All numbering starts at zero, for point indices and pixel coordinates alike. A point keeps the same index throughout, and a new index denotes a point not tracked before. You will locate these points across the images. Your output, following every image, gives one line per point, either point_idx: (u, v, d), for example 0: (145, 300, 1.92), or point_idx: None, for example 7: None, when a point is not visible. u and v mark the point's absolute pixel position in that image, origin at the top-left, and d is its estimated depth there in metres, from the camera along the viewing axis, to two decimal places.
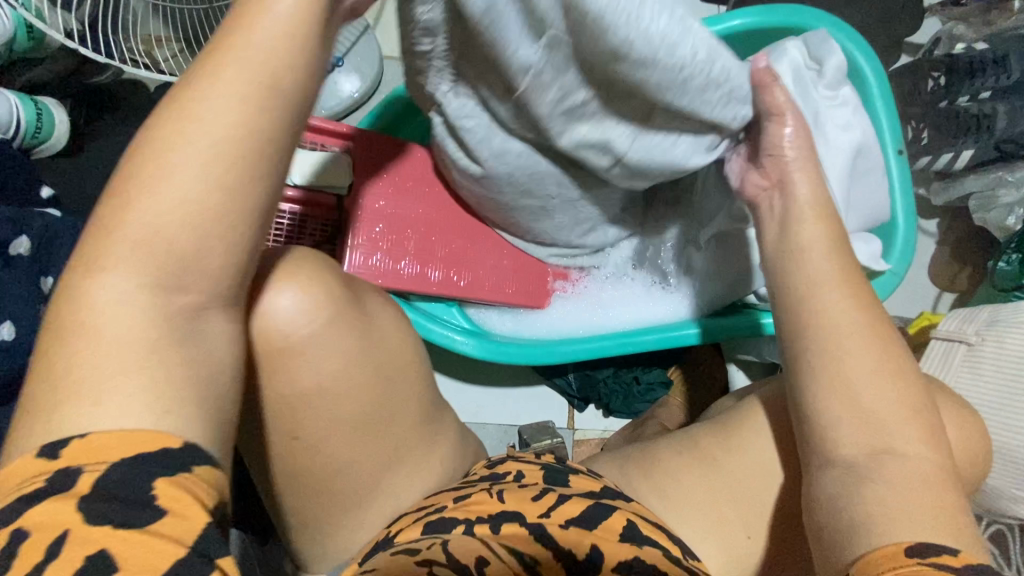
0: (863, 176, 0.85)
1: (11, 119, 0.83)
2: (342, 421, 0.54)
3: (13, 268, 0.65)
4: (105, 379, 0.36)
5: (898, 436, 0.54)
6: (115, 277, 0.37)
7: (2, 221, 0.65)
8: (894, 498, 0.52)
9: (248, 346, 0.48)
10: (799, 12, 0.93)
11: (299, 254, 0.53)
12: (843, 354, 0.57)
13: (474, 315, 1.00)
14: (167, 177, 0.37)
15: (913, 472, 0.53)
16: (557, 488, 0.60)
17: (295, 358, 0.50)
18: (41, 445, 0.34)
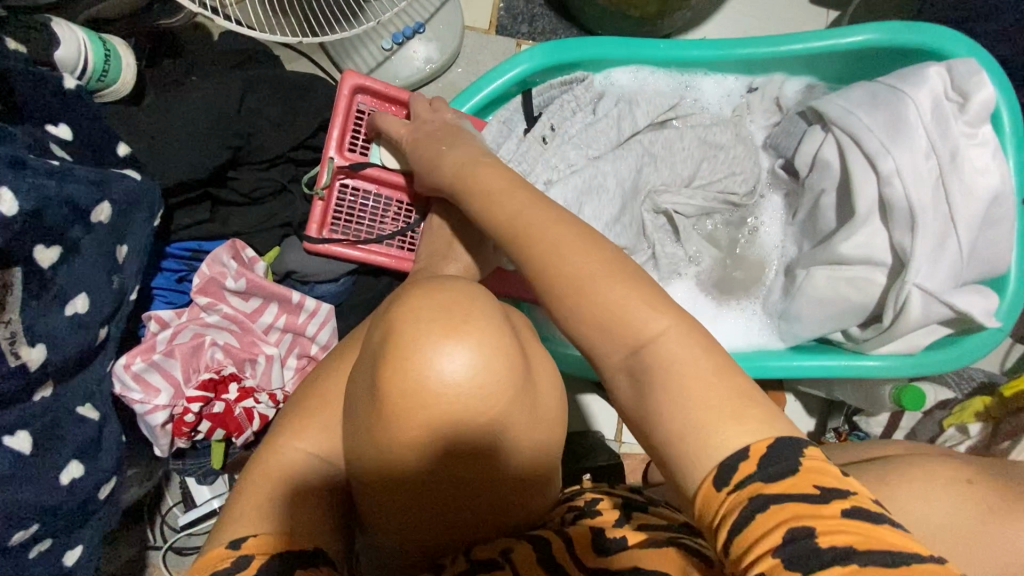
0: (990, 225, 0.79)
1: (79, 58, 0.75)
2: (471, 489, 0.48)
3: (93, 236, 0.58)
4: (268, 510, 0.46)
5: (673, 365, 0.43)
6: (302, 445, 0.51)
7: (86, 182, 0.57)
8: (684, 403, 0.42)
9: (383, 387, 0.44)
10: (939, 32, 0.85)
11: (466, 301, 0.45)
12: (570, 300, 0.49)
13: None
14: (327, 386, 0.55)
15: (674, 370, 0.43)
16: (634, 513, 0.54)
17: (439, 426, 0.44)
18: (227, 541, 0.44)
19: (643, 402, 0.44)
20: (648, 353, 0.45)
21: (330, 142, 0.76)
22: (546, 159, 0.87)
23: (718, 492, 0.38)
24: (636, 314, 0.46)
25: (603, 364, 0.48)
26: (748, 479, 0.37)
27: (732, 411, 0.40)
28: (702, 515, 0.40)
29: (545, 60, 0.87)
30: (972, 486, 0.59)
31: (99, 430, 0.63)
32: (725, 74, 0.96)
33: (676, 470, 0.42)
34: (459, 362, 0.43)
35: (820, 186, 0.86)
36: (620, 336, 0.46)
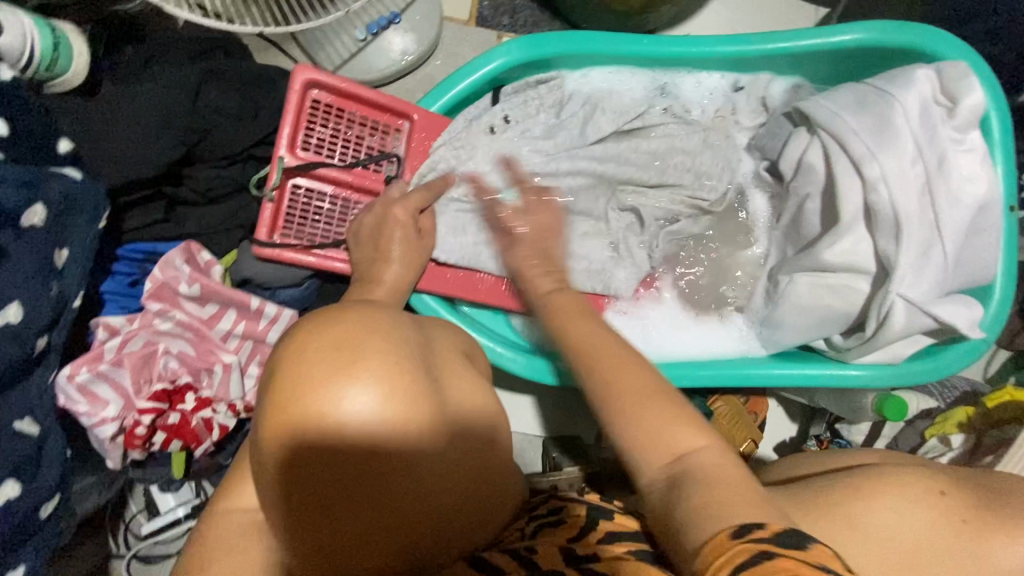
0: (977, 233, 0.77)
1: (24, 50, 0.71)
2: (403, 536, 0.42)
3: (26, 241, 0.54)
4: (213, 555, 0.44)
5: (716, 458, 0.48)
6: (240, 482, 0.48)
7: (16, 183, 0.52)
8: (711, 499, 0.44)
9: (275, 447, 0.37)
10: (930, 32, 0.82)
11: (358, 333, 0.38)
12: (641, 412, 0.50)
13: (518, 325, 0.90)
14: None
15: (719, 474, 0.47)
16: (601, 526, 0.55)
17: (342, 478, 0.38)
18: None
19: (670, 500, 0.47)
20: (694, 455, 0.48)
21: (281, 140, 0.74)
22: (499, 149, 0.84)
23: (727, 542, 0.40)
24: (670, 425, 0.50)
25: (640, 470, 0.50)
26: (760, 538, 0.39)
27: (748, 498, 0.44)
28: (701, 562, 0.41)
29: (522, 55, 0.83)
30: (945, 498, 0.57)
31: (39, 445, 0.60)
32: (710, 72, 0.92)
33: (687, 530, 0.44)
34: (357, 404, 0.37)
35: (805, 190, 0.83)
36: (668, 442, 0.49)
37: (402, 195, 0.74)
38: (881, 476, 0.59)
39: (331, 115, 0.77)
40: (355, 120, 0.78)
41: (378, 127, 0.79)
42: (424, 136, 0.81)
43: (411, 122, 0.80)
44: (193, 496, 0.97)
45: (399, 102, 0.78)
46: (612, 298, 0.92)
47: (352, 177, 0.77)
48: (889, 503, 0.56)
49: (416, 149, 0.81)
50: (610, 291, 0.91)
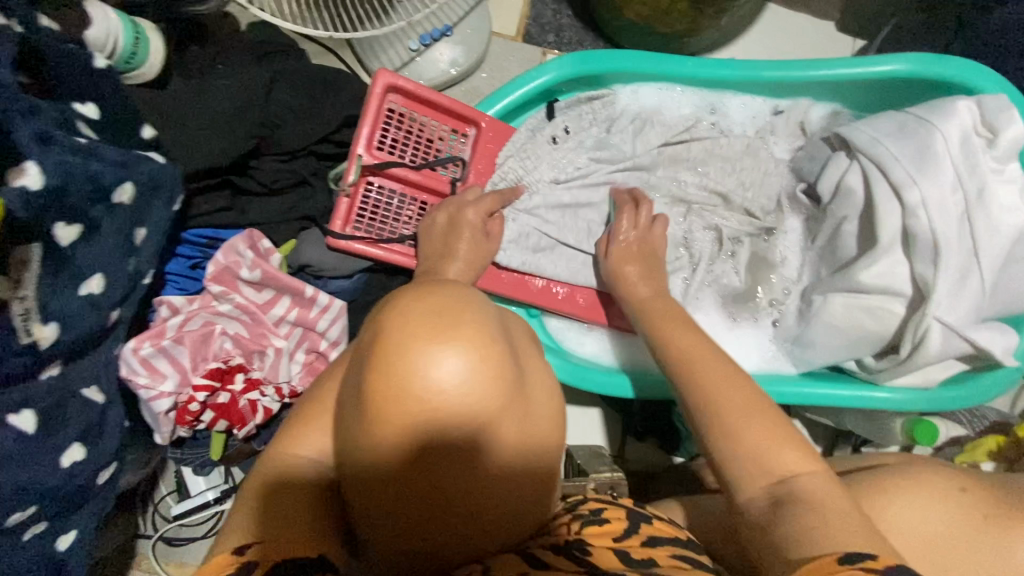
0: (1014, 263, 0.78)
1: (109, 41, 0.77)
2: (465, 502, 0.44)
3: (114, 218, 0.57)
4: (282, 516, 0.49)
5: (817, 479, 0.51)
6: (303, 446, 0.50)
7: (111, 163, 0.55)
8: (821, 526, 0.46)
9: (370, 397, 0.40)
10: (971, 66, 0.84)
11: (457, 303, 0.42)
12: None
13: (554, 330, 0.93)
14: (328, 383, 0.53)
15: (825, 497, 0.49)
16: (642, 529, 0.56)
17: (434, 433, 0.41)
18: (237, 546, 0.47)
19: (772, 520, 0.49)
20: (800, 477, 0.50)
21: (360, 140, 0.78)
22: (554, 161, 0.88)
23: (834, 566, 0.42)
24: (776, 450, 0.52)
25: (741, 488, 0.53)
26: (869, 564, 0.42)
27: (849, 527, 0.46)
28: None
29: (572, 70, 0.87)
30: (965, 494, 0.59)
31: (102, 413, 0.62)
32: (752, 95, 0.96)
33: (787, 557, 0.46)
34: (452, 367, 0.39)
35: (843, 213, 0.85)
36: (774, 460, 0.52)
37: (456, 199, 0.78)
38: (907, 474, 0.61)
39: (403, 121, 0.82)
40: (427, 125, 0.84)
41: (445, 132, 0.84)
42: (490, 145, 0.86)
43: (477, 128, 0.85)
44: (224, 482, 0.98)
45: (473, 112, 0.84)
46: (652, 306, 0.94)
47: (423, 177, 0.81)
48: (908, 501, 0.59)
49: (485, 154, 0.86)
50: None
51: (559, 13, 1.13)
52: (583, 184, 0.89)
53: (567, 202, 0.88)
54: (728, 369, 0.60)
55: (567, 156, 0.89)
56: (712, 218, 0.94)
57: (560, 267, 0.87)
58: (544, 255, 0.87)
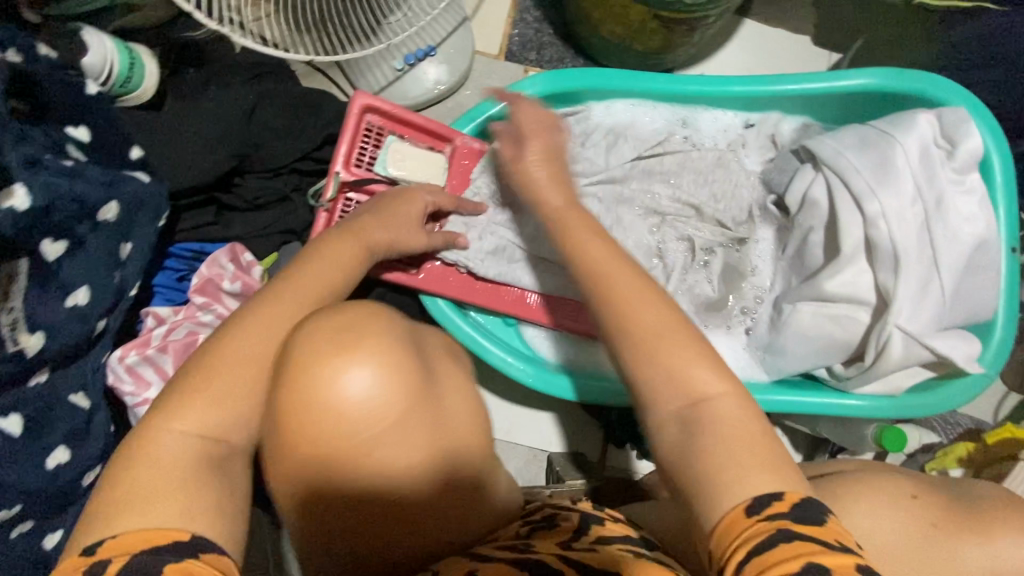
0: (975, 272, 0.80)
1: (105, 68, 0.81)
2: (383, 502, 0.51)
3: (99, 235, 0.61)
4: (147, 499, 0.44)
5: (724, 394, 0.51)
6: (184, 424, 0.49)
7: (96, 182, 0.59)
8: (724, 452, 0.48)
9: (287, 404, 0.48)
10: (934, 81, 0.86)
11: (359, 323, 0.51)
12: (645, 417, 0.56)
13: (530, 339, 0.94)
14: (220, 355, 0.53)
15: (732, 420, 0.50)
16: (591, 528, 0.56)
17: (347, 436, 0.48)
18: (87, 546, 0.42)
19: (686, 447, 0.50)
20: (714, 400, 0.51)
21: (338, 158, 0.83)
22: (528, 176, 0.91)
23: (741, 525, 0.44)
24: (695, 367, 0.52)
25: (654, 409, 0.53)
26: (776, 516, 0.43)
27: (756, 464, 0.47)
28: (716, 543, 0.45)
29: (544, 88, 0.90)
30: (916, 501, 0.61)
31: (88, 417, 0.66)
32: (723, 109, 0.98)
33: (700, 508, 0.48)
34: (360, 381, 0.48)
35: (808, 224, 0.87)
36: (690, 384, 0.52)
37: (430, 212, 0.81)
38: (861, 481, 0.62)
39: (381, 137, 0.86)
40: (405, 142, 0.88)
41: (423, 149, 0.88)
42: (466, 162, 0.89)
43: (452, 145, 0.88)
44: None
45: (449, 130, 0.87)
46: None
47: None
48: (861, 511, 0.60)
49: (460, 170, 0.89)
50: None
51: (539, 31, 1.17)
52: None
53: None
54: (622, 260, 0.59)
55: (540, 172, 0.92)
56: (684, 228, 0.96)
57: (534, 277, 0.89)
58: (519, 266, 0.89)
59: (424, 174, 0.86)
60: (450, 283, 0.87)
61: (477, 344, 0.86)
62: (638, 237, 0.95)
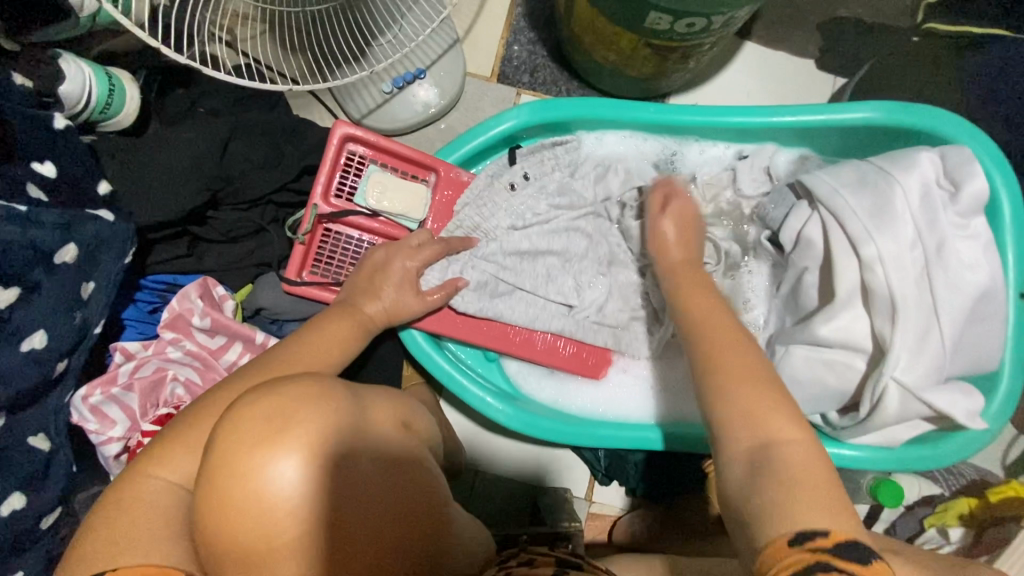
0: (977, 321, 0.76)
1: (82, 95, 0.80)
2: None
3: (56, 278, 0.60)
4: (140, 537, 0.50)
5: (781, 427, 0.56)
6: (160, 472, 0.54)
7: (52, 227, 0.59)
8: (790, 495, 0.51)
9: (211, 493, 0.46)
10: (939, 117, 0.82)
11: (288, 408, 0.49)
12: None
13: (513, 376, 0.91)
14: (185, 416, 0.58)
15: (800, 465, 0.54)
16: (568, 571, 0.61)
17: (274, 528, 0.47)
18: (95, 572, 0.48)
19: (750, 483, 0.54)
20: (783, 446, 0.55)
21: (316, 190, 0.80)
22: (516, 206, 0.87)
23: (784, 548, 0.49)
24: (771, 418, 0.57)
25: (725, 445, 0.58)
26: (819, 546, 0.48)
27: (820, 503, 0.51)
28: (761, 562, 0.49)
29: (530, 119, 0.88)
30: None
31: (48, 459, 0.65)
32: (716, 140, 0.95)
33: (753, 529, 0.52)
34: (288, 472, 0.47)
35: (803, 264, 0.83)
36: (766, 424, 0.57)
37: (408, 247, 0.79)
38: None
39: (362, 167, 0.83)
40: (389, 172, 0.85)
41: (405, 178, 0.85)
42: (449, 193, 0.86)
43: (436, 175, 0.85)
44: None
45: (431, 160, 0.84)
46: (616, 352, 0.91)
47: (381, 225, 0.83)
48: None
49: (443, 202, 0.86)
50: (609, 345, 0.90)
51: (534, 53, 1.14)
52: (543, 230, 0.88)
53: (526, 248, 0.87)
54: (738, 336, 0.65)
55: (528, 202, 0.88)
56: None
57: (516, 314, 0.86)
58: (501, 300, 0.86)
59: (407, 206, 0.83)
60: (433, 318, 0.84)
61: (454, 383, 0.82)
62: (625, 270, 0.90)
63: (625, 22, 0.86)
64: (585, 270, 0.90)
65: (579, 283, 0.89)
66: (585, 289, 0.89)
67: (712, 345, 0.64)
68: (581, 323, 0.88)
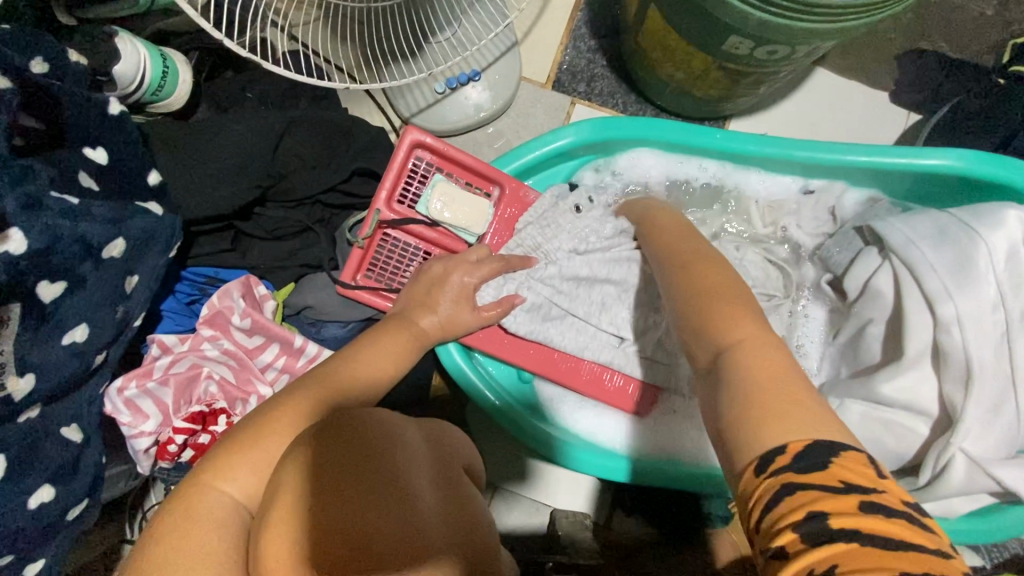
0: None
1: (137, 75, 0.77)
2: None
3: (102, 272, 0.58)
4: (194, 554, 0.47)
5: (738, 332, 0.52)
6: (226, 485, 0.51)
7: (101, 221, 0.57)
8: (745, 408, 0.45)
9: (279, 513, 0.44)
10: None
11: (366, 440, 0.47)
12: None
13: (550, 401, 0.88)
14: (258, 422, 0.55)
15: (754, 368, 0.48)
16: None
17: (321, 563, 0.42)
18: None
19: (713, 396, 0.49)
20: (738, 350, 0.50)
21: (381, 195, 0.78)
22: (580, 228, 0.84)
23: (755, 477, 0.42)
24: (729, 325, 0.53)
25: (696, 353, 0.54)
26: (782, 468, 0.41)
27: (780, 416, 0.44)
28: (739, 494, 0.43)
29: (593, 136, 0.84)
30: None
31: (79, 451, 0.63)
32: (782, 174, 0.91)
33: (724, 455, 0.46)
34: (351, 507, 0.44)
35: (868, 315, 0.80)
36: (719, 336, 0.52)
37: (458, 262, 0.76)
38: None
39: (426, 176, 0.81)
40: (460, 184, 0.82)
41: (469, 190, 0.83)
42: (511, 209, 0.84)
43: (500, 189, 0.83)
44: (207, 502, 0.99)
45: (496, 174, 0.82)
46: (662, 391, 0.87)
47: (438, 235, 0.81)
48: None
49: (505, 218, 0.84)
50: (657, 382, 0.86)
51: (593, 63, 1.10)
52: (604, 258, 0.84)
53: (584, 274, 0.84)
54: (718, 272, 0.61)
55: (591, 225, 0.84)
56: None
57: (561, 339, 0.84)
58: (553, 325, 0.83)
59: (469, 219, 0.80)
60: (479, 335, 0.82)
61: (491, 404, 0.80)
62: None
63: (700, 42, 0.81)
64: (643, 300, 0.85)
65: (638, 317, 0.85)
66: (643, 323, 0.85)
67: (688, 279, 0.61)
68: (629, 355, 0.85)
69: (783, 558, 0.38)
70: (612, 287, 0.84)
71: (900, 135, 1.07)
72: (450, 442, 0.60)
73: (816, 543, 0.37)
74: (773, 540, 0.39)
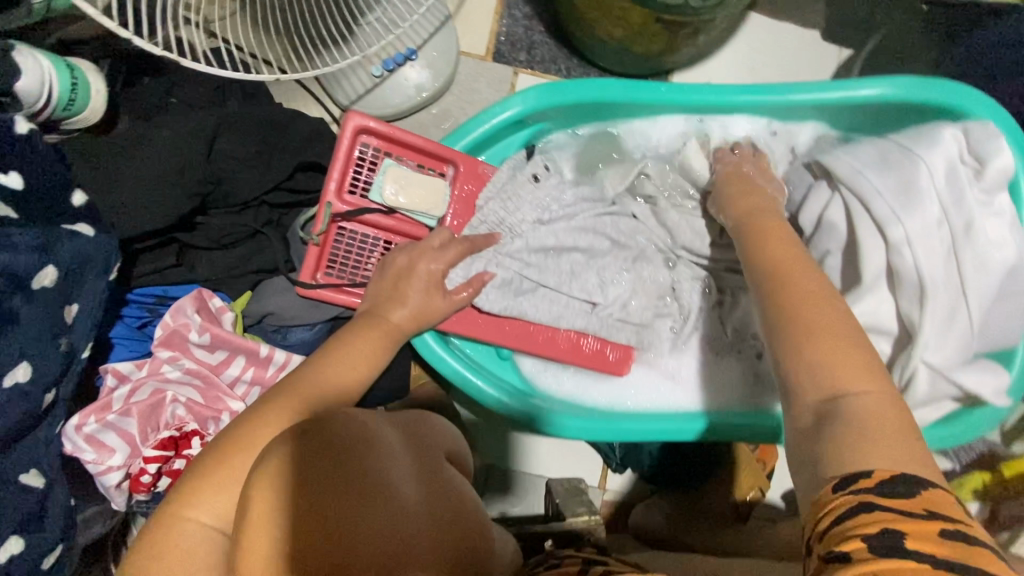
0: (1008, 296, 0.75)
1: (43, 89, 0.70)
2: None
3: (34, 305, 0.54)
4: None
5: (853, 378, 0.50)
6: (195, 510, 0.50)
7: (25, 252, 0.53)
8: (862, 439, 0.46)
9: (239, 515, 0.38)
10: (963, 92, 0.80)
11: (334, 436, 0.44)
12: None
13: (527, 371, 0.88)
14: (216, 442, 0.54)
15: (880, 419, 0.47)
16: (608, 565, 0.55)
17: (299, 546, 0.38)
18: None
19: (816, 435, 0.49)
20: (858, 397, 0.49)
21: (329, 187, 0.74)
22: (542, 197, 0.84)
23: (832, 493, 0.44)
24: (849, 369, 0.50)
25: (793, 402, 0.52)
26: (863, 489, 0.42)
27: (891, 445, 0.45)
28: (811, 514, 0.45)
29: (539, 102, 0.82)
30: None
31: (44, 497, 0.59)
32: (731, 118, 0.91)
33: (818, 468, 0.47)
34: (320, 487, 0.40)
35: (824, 248, 0.81)
36: (836, 375, 0.50)
37: (420, 249, 0.74)
38: None
39: (375, 163, 0.78)
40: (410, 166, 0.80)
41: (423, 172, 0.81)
42: (468, 186, 0.82)
43: (455, 168, 0.81)
44: None
45: (447, 150, 0.79)
46: (639, 349, 0.89)
47: (395, 222, 0.78)
48: None
49: (463, 197, 0.82)
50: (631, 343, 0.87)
51: (530, 31, 1.08)
52: (568, 226, 0.85)
53: (551, 245, 0.83)
54: (808, 276, 0.59)
55: (550, 194, 0.84)
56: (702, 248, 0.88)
57: (534, 311, 0.83)
58: (525, 298, 0.82)
59: (425, 202, 0.78)
60: (455, 319, 0.81)
61: (463, 380, 0.80)
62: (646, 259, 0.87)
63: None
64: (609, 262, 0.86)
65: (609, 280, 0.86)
66: (614, 286, 0.86)
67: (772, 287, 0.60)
68: (604, 319, 0.85)
69: (843, 560, 0.39)
70: (578, 254, 0.85)
71: (835, 70, 1.08)
72: (418, 433, 0.59)
73: (885, 555, 0.38)
74: (836, 546, 0.40)
